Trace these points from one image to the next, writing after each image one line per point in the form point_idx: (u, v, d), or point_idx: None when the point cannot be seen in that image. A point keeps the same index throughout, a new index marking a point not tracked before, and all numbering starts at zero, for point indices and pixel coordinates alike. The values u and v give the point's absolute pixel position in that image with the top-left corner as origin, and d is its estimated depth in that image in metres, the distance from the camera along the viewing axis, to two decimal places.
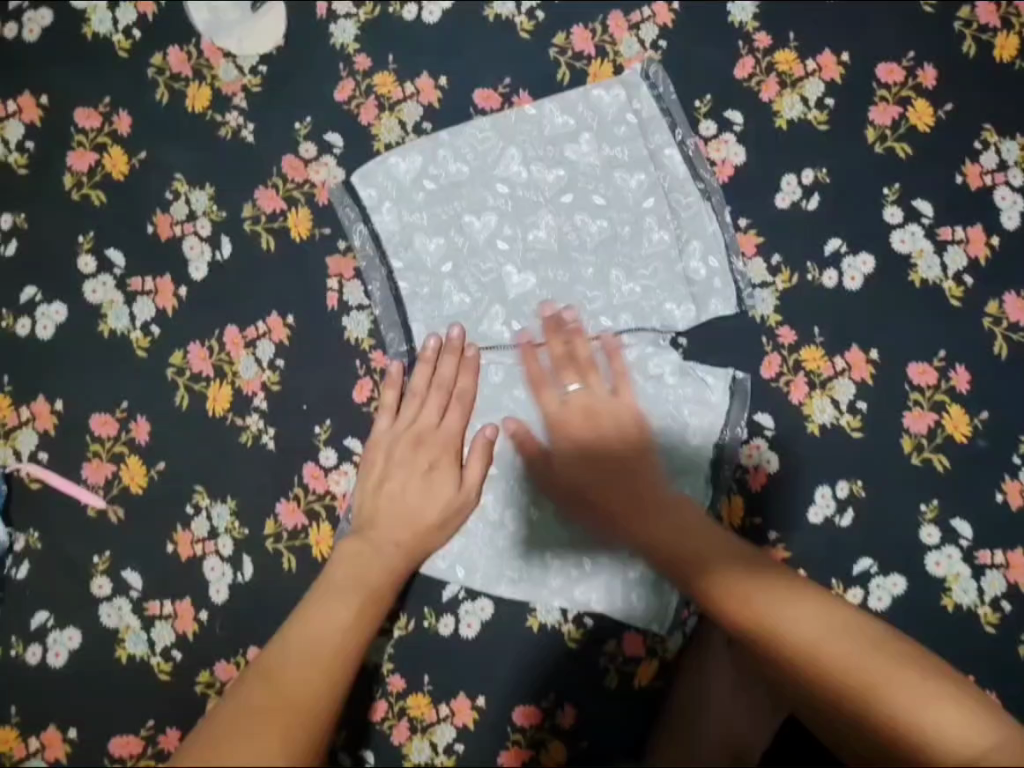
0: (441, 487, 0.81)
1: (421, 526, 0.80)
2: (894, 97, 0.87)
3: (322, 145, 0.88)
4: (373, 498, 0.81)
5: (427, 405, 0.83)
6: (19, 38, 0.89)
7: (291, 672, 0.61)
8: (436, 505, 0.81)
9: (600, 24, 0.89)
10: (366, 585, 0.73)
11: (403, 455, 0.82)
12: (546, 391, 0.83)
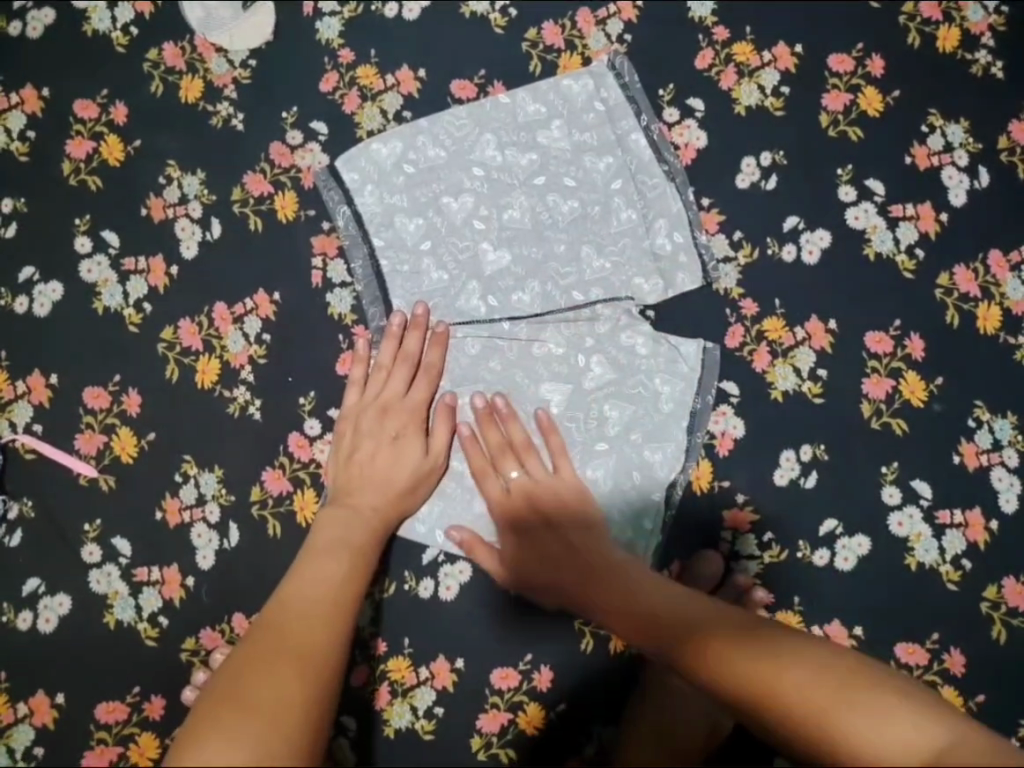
0: (409, 453, 0.85)
1: (395, 490, 0.83)
2: (845, 85, 0.93)
3: (308, 132, 0.93)
4: (344, 470, 0.84)
5: (393, 378, 0.87)
6: (23, 35, 0.95)
7: (295, 625, 0.66)
8: (405, 473, 0.84)
9: (569, 20, 0.95)
10: (349, 541, 0.78)
11: (371, 425, 0.85)
12: (491, 474, 0.87)
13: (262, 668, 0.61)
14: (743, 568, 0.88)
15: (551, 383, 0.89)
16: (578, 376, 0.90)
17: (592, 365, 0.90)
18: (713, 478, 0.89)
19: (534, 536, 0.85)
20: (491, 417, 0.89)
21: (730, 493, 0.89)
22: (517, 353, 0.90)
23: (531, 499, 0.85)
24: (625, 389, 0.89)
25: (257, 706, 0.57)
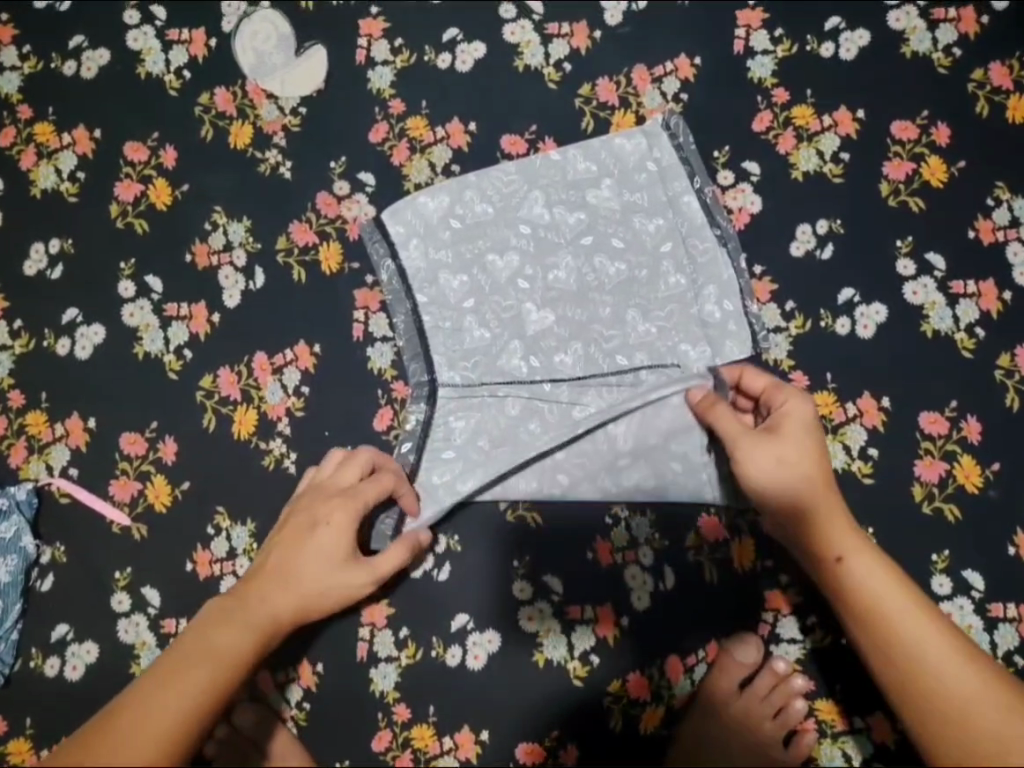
0: (336, 549, 0.73)
1: (321, 564, 0.72)
2: (907, 153, 0.90)
3: (354, 183, 0.92)
4: (294, 514, 0.75)
5: (348, 467, 0.78)
6: (77, 75, 0.95)
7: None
8: (326, 568, 0.72)
9: (624, 77, 0.93)
10: (226, 646, 0.65)
11: (334, 510, 0.74)
12: (793, 401, 0.74)
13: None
14: (782, 652, 0.85)
15: (586, 448, 0.84)
16: (614, 443, 0.84)
17: (629, 432, 0.84)
18: (756, 557, 0.85)
19: (815, 484, 0.70)
20: (522, 478, 0.85)
21: (773, 574, 0.85)
22: (555, 415, 0.87)
23: (810, 427, 0.72)
24: (665, 460, 0.83)
25: None
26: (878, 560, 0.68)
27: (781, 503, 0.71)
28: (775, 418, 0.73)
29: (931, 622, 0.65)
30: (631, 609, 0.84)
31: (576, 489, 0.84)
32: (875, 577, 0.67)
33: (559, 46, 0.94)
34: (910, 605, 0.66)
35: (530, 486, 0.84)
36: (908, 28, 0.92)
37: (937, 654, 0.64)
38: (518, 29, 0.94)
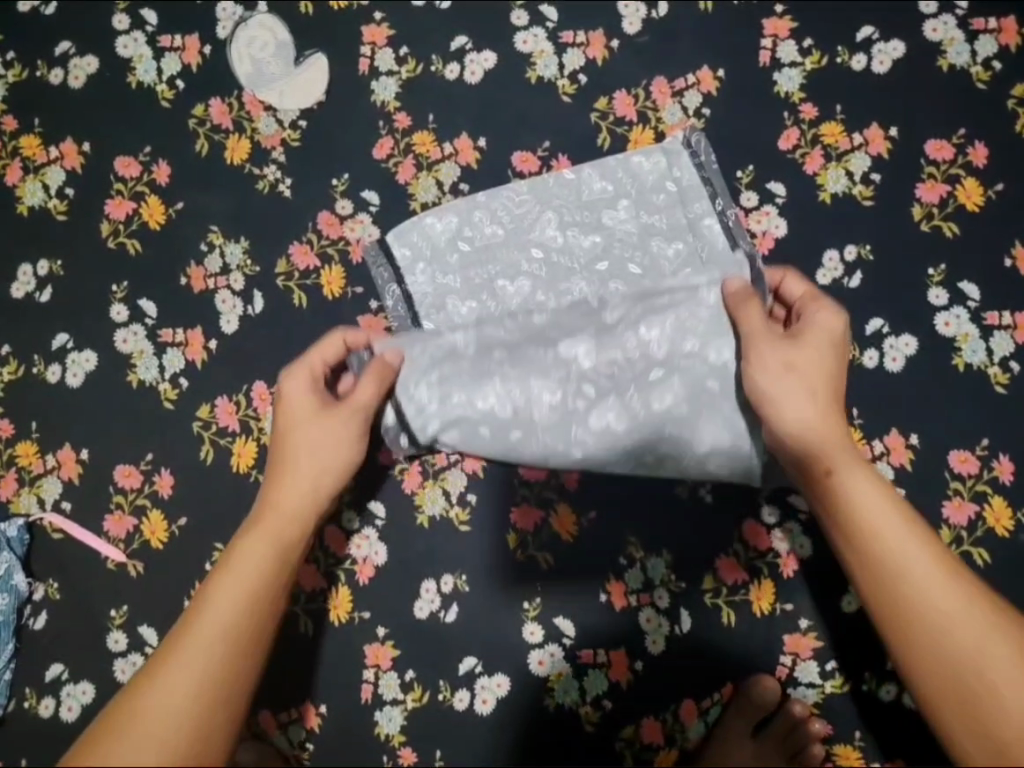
0: (308, 406, 0.73)
1: (302, 465, 0.71)
2: (942, 174, 0.85)
3: (358, 202, 0.87)
4: (286, 405, 0.73)
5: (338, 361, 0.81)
6: (64, 84, 0.90)
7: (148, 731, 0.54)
8: (303, 424, 0.72)
9: (643, 90, 0.88)
10: (229, 607, 0.62)
11: (308, 406, 0.73)
12: (826, 314, 0.71)
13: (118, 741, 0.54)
14: (800, 694, 0.82)
15: (616, 355, 0.79)
16: (648, 352, 0.78)
17: (664, 337, 0.78)
18: (776, 599, 0.82)
19: (832, 397, 0.68)
20: (543, 388, 0.79)
21: (793, 617, 0.81)
22: (576, 320, 0.81)
23: (837, 340, 0.70)
24: (702, 378, 0.76)
25: None
26: (892, 501, 0.64)
27: (794, 432, 0.67)
28: (800, 329, 0.71)
29: (946, 574, 0.61)
30: (646, 652, 0.82)
31: (605, 413, 0.78)
32: (886, 515, 0.63)
33: (574, 56, 0.88)
34: (927, 557, 0.62)
35: (550, 396, 0.78)
36: (945, 39, 0.86)
37: (948, 608, 0.60)
38: (530, 38, 0.89)
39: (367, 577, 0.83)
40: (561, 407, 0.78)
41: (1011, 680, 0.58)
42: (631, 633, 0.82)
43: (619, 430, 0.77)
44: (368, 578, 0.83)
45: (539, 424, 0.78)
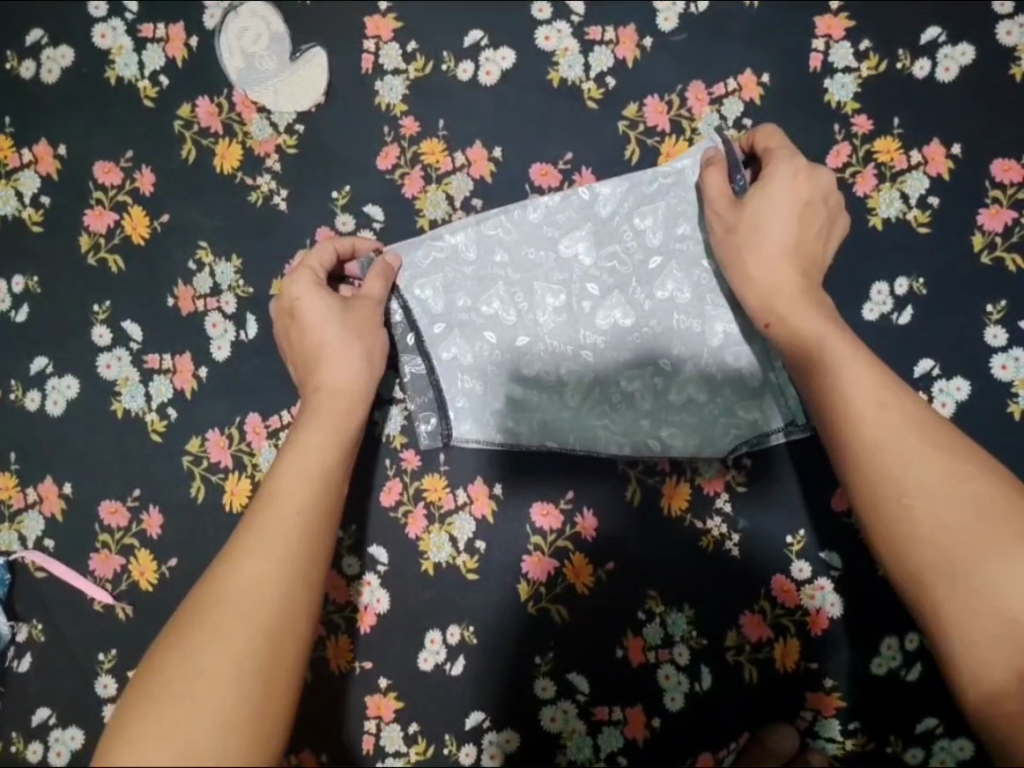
0: (331, 304, 0.67)
1: (327, 350, 0.66)
2: (1009, 199, 0.76)
3: (360, 218, 0.79)
4: (283, 299, 0.69)
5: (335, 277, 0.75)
6: (36, 78, 0.82)
7: (226, 633, 0.48)
8: (336, 321, 0.67)
9: (677, 96, 0.79)
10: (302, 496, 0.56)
11: (325, 298, 0.67)
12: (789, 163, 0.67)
13: (201, 647, 0.48)
14: (820, 747, 0.78)
15: (616, 251, 0.75)
16: (645, 243, 0.74)
17: (659, 225, 0.74)
18: (802, 658, 0.77)
19: (795, 251, 0.66)
20: (547, 291, 0.76)
21: (818, 677, 0.77)
22: (570, 214, 0.75)
23: (802, 184, 0.67)
24: (700, 259, 0.74)
25: (188, 711, 0.45)
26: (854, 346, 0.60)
27: (762, 302, 0.65)
28: (763, 185, 0.67)
29: (902, 417, 0.56)
30: (663, 708, 0.78)
31: (611, 312, 0.75)
32: (845, 358, 0.59)
33: (601, 55, 0.79)
34: (882, 396, 0.57)
35: (554, 299, 0.76)
36: (1021, 43, 0.77)
37: (900, 443, 0.55)
38: (553, 34, 0.79)
39: (370, 625, 0.79)
40: (567, 309, 0.76)
41: (960, 520, 0.52)
42: (646, 688, 0.78)
43: (626, 327, 0.75)
44: (371, 626, 0.79)
45: (545, 327, 0.76)
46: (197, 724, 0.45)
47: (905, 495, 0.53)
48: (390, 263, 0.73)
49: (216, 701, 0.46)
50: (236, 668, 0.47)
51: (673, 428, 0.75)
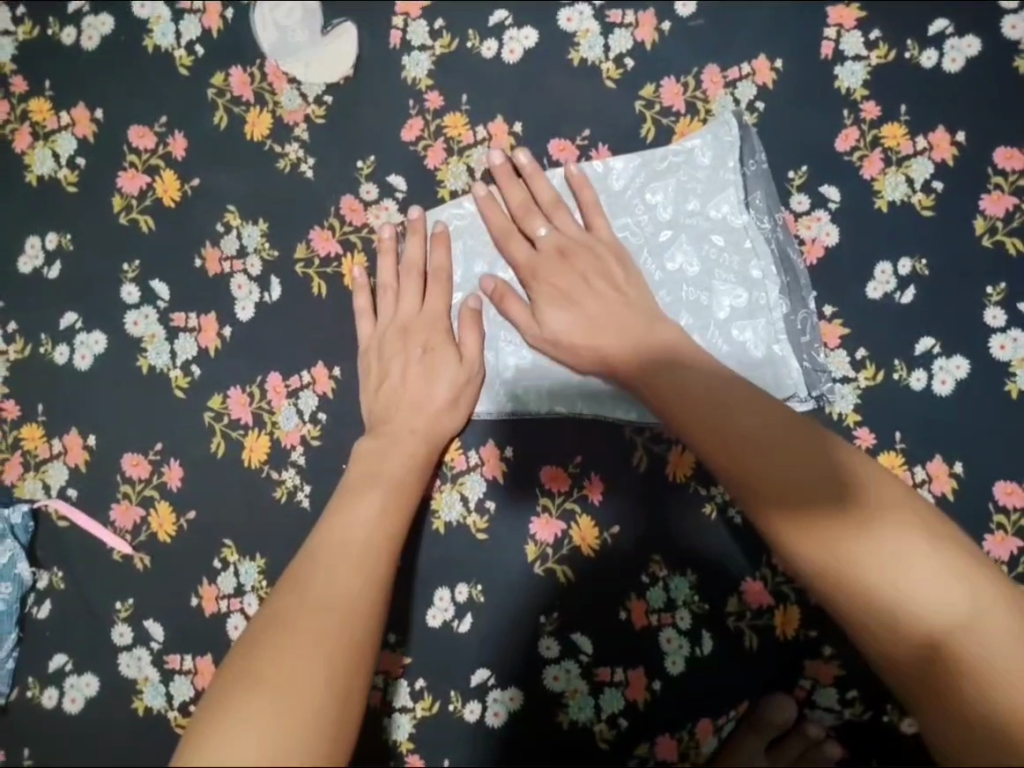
0: (450, 372, 0.77)
1: (432, 408, 0.76)
2: (1011, 185, 0.79)
3: (384, 187, 0.82)
4: (420, 317, 0.78)
5: (409, 283, 0.79)
6: (76, 44, 0.85)
7: (313, 619, 0.55)
8: (451, 389, 0.76)
9: (693, 78, 0.82)
10: (365, 518, 0.65)
11: (448, 362, 0.77)
12: (513, 246, 0.78)
13: (293, 632, 0.54)
14: (816, 717, 0.80)
15: (627, 222, 0.80)
16: (655, 216, 0.80)
17: (669, 201, 0.80)
18: (801, 625, 0.79)
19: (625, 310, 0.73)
20: None
21: (816, 645, 0.79)
22: (584, 187, 0.80)
23: (559, 265, 0.76)
24: (707, 233, 0.79)
25: (283, 681, 0.50)
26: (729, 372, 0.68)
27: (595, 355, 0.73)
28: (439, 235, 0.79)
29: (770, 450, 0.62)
30: (664, 671, 0.80)
31: None
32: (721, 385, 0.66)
33: (621, 37, 0.82)
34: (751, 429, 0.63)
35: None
36: None
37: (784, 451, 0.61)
38: (575, 16, 0.82)
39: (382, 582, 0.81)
40: None
41: (837, 533, 0.57)
42: (647, 651, 0.80)
43: None
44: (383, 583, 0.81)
45: None
46: (302, 685, 0.50)
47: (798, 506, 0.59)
48: (419, 223, 0.79)
49: (307, 699, 0.49)
50: (327, 672, 0.52)
51: None
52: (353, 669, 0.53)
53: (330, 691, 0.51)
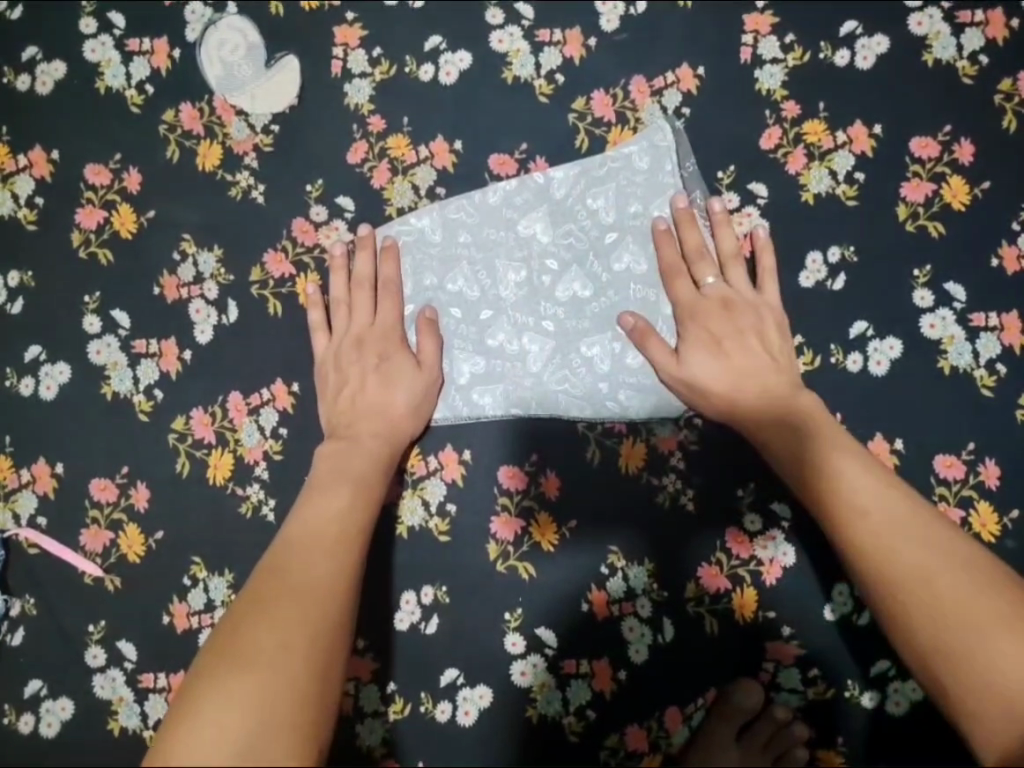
0: (412, 379, 0.80)
1: (394, 414, 0.79)
2: (928, 172, 0.83)
3: (333, 208, 0.86)
4: (373, 328, 0.82)
5: (361, 298, 0.82)
6: (31, 90, 0.89)
7: (291, 599, 0.58)
8: (412, 396, 0.80)
9: (621, 90, 0.86)
10: (335, 515, 0.68)
11: (409, 369, 0.80)
12: (679, 284, 0.80)
13: (272, 612, 0.57)
14: (783, 700, 0.81)
15: (572, 229, 0.83)
16: (599, 221, 0.83)
17: (610, 206, 0.83)
18: (759, 607, 0.81)
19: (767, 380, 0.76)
20: (509, 268, 0.83)
21: (775, 626, 0.81)
22: (527, 197, 0.84)
23: (721, 314, 0.79)
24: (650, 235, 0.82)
25: (264, 655, 0.54)
26: (861, 456, 0.71)
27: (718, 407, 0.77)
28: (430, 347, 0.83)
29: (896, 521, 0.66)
30: (628, 661, 0.82)
31: (569, 284, 0.83)
32: (849, 466, 0.70)
33: (551, 55, 0.86)
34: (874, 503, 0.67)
35: (516, 275, 0.83)
36: (930, 33, 0.84)
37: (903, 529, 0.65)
38: (506, 36, 0.87)
39: None
40: (528, 284, 0.83)
41: (950, 598, 0.60)
42: (612, 642, 0.82)
43: (585, 298, 0.82)
44: None
45: (508, 301, 0.83)
46: (280, 658, 0.54)
47: (920, 587, 0.62)
48: (368, 238, 0.82)
49: (286, 671, 0.53)
50: (307, 645, 0.55)
51: (629, 390, 0.81)
52: (333, 645, 0.57)
53: (309, 661, 0.54)
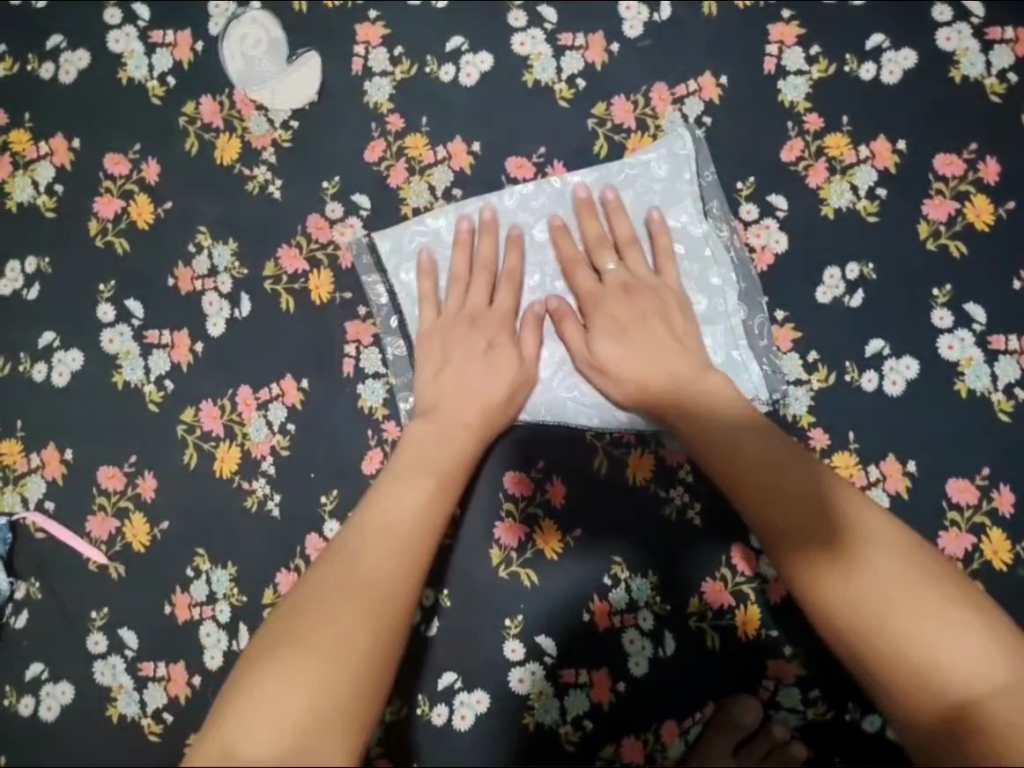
0: (512, 370, 0.77)
1: (489, 400, 0.75)
2: (951, 190, 0.82)
3: (349, 205, 0.86)
4: (489, 310, 0.79)
5: (477, 286, 0.80)
6: (55, 79, 0.89)
7: (354, 592, 0.55)
8: (508, 389, 0.76)
9: (642, 97, 0.85)
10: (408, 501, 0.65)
11: (511, 356, 0.77)
12: (579, 274, 0.80)
13: (330, 606, 0.54)
14: (782, 719, 0.81)
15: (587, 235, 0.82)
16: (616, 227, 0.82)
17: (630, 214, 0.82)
18: (762, 625, 0.80)
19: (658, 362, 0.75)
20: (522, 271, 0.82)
21: (777, 644, 0.80)
22: (542, 202, 0.83)
23: (622, 298, 0.78)
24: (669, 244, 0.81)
25: (324, 648, 0.51)
26: (775, 439, 0.68)
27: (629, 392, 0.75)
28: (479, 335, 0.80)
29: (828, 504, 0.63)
30: (628, 673, 0.81)
31: None
32: (770, 447, 0.67)
33: (572, 60, 0.86)
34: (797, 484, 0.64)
35: (528, 279, 0.82)
36: (959, 49, 0.83)
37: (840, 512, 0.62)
38: (528, 39, 0.86)
39: None
40: (540, 288, 0.82)
41: (880, 584, 0.57)
42: (611, 653, 0.81)
43: None
44: None
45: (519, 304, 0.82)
46: (338, 658, 0.51)
47: (847, 567, 0.58)
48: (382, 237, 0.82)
49: (343, 674, 0.50)
50: (366, 648, 0.52)
51: None
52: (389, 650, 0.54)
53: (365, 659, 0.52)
